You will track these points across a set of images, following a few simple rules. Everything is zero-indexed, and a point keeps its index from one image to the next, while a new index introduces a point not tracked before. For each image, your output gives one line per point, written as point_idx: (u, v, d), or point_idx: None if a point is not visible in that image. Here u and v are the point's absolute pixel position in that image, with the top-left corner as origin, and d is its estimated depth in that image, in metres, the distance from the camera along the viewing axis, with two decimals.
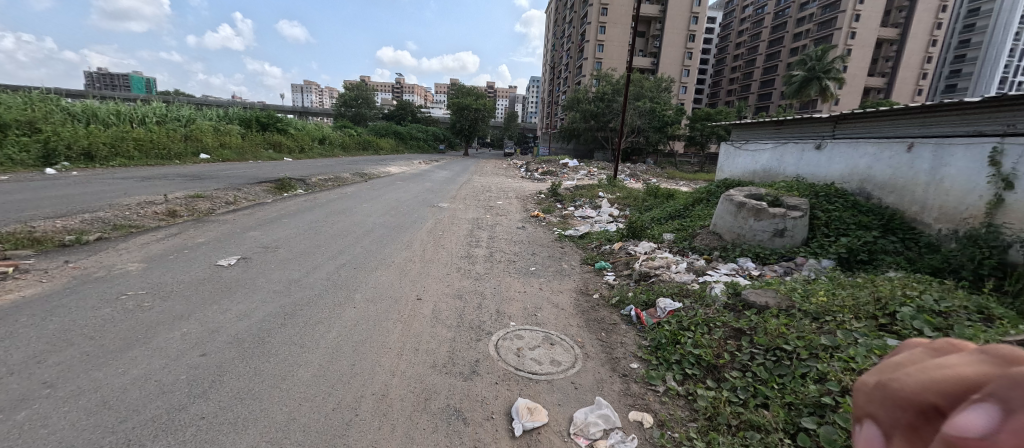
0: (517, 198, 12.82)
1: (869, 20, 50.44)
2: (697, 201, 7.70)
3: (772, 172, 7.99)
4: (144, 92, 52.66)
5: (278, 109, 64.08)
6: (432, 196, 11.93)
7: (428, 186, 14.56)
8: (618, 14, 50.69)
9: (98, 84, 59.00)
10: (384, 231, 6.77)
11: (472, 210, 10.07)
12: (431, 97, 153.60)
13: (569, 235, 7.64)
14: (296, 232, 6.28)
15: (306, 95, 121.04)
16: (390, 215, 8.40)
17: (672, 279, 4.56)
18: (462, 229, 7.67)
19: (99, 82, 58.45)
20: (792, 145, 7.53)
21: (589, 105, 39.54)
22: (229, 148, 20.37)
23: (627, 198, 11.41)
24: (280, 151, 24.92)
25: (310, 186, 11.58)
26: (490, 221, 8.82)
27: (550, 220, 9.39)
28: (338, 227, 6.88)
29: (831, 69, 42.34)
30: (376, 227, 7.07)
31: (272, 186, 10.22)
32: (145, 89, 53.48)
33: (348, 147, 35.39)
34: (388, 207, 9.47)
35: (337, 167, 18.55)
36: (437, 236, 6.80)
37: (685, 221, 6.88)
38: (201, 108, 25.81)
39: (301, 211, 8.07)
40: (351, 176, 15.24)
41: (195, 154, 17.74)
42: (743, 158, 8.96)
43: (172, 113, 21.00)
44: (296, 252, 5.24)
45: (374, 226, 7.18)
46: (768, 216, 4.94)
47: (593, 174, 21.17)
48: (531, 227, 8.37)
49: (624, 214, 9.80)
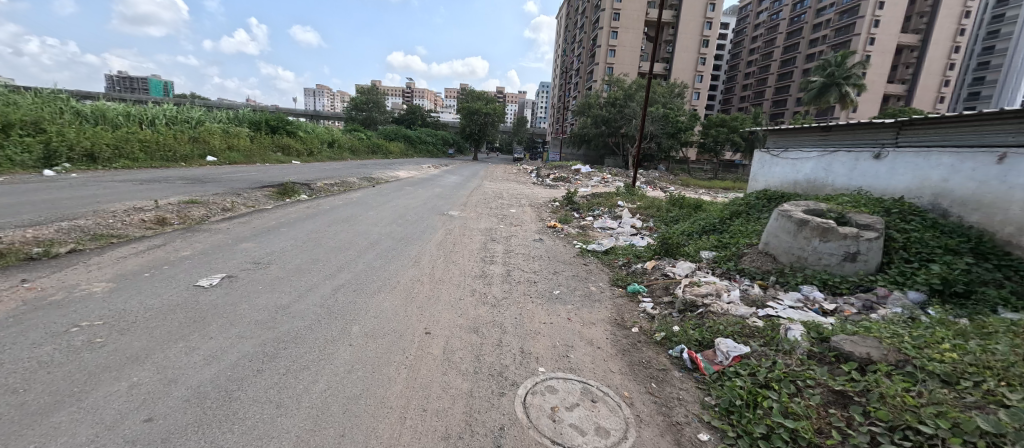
0: (531, 206, 12.17)
1: (889, 26, 49.21)
2: (736, 215, 6.92)
3: (818, 184, 7.24)
4: (161, 95, 53.21)
5: (290, 112, 64.54)
6: (442, 203, 11.32)
7: (437, 192, 13.97)
8: (631, 19, 50.12)
9: (117, 86, 60.01)
10: (390, 244, 6.15)
11: (484, 218, 9.43)
12: (440, 101, 154.15)
13: (592, 250, 6.98)
14: (293, 244, 5.67)
15: (318, 100, 122.56)
16: (397, 224, 7.80)
17: (729, 312, 3.84)
18: (474, 241, 7.03)
19: (118, 84, 59.43)
20: (843, 154, 6.78)
21: (601, 110, 38.97)
22: (237, 151, 20.07)
23: (649, 208, 10.69)
24: (289, 154, 24.67)
25: (314, 191, 11.04)
26: (504, 232, 8.17)
27: (568, 231, 8.72)
28: (340, 238, 6.26)
29: (851, 75, 41.23)
30: (381, 239, 6.45)
31: (274, 191, 9.70)
32: (162, 92, 54.14)
33: (357, 150, 35.10)
34: (396, 214, 8.86)
35: (345, 170, 18.14)
36: (448, 250, 6.16)
37: (726, 237, 6.15)
38: (211, 110, 25.62)
39: (301, 219, 7.48)
40: (357, 181, 14.70)
41: (201, 156, 17.41)
42: (781, 167, 8.20)
43: (182, 115, 20.81)
44: (292, 269, 4.65)
45: (380, 237, 6.57)
46: (837, 236, 4.21)
47: (607, 181, 20.56)
48: (549, 240, 7.72)
49: (647, 225, 9.12)
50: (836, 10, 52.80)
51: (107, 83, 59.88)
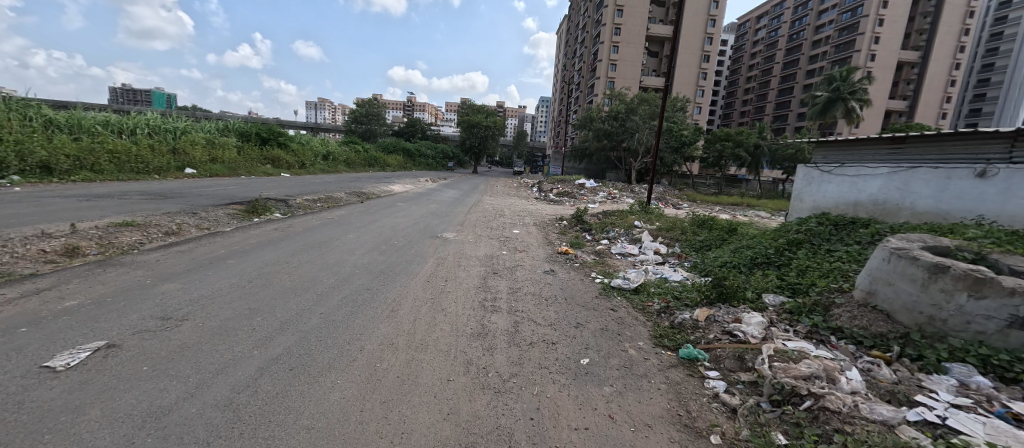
0: (534, 226, 10.82)
1: (888, 42, 49.02)
2: (795, 244, 5.62)
3: (893, 207, 5.93)
4: (163, 108, 52.64)
5: (290, 125, 63.85)
6: (435, 222, 9.98)
7: (432, 208, 12.63)
8: (632, 33, 49.79)
9: (121, 99, 59.47)
10: (361, 283, 4.78)
11: (484, 242, 8.12)
12: (441, 115, 154.58)
13: (618, 287, 5.62)
14: (233, 285, 4.30)
15: (319, 112, 122.49)
16: (377, 252, 6.43)
17: (862, 415, 2.51)
18: (473, 275, 5.68)
19: (121, 97, 58.64)
20: (927, 170, 5.52)
21: (603, 124, 38.11)
22: (221, 163, 18.82)
23: (671, 229, 9.38)
24: (279, 167, 23.48)
25: (292, 208, 9.69)
26: (507, 260, 6.85)
27: (583, 259, 7.42)
28: (301, 274, 4.89)
29: (857, 90, 40.51)
30: (353, 274, 5.07)
31: (241, 209, 8.36)
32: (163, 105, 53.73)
33: (353, 163, 33.97)
34: (380, 238, 7.52)
35: (336, 185, 16.86)
36: (439, 291, 4.80)
37: (791, 275, 4.88)
38: (200, 120, 24.36)
39: (261, 245, 6.12)
40: (345, 196, 13.40)
41: (179, 168, 16.12)
42: (836, 186, 6.93)
43: (166, 124, 19.64)
44: (216, 327, 3.30)
45: (352, 271, 5.21)
46: (998, 292, 2.88)
47: (613, 196, 19.35)
48: (562, 272, 6.39)
49: (674, 252, 7.82)
50: (836, 27, 52.74)
51: (110, 95, 59.33)
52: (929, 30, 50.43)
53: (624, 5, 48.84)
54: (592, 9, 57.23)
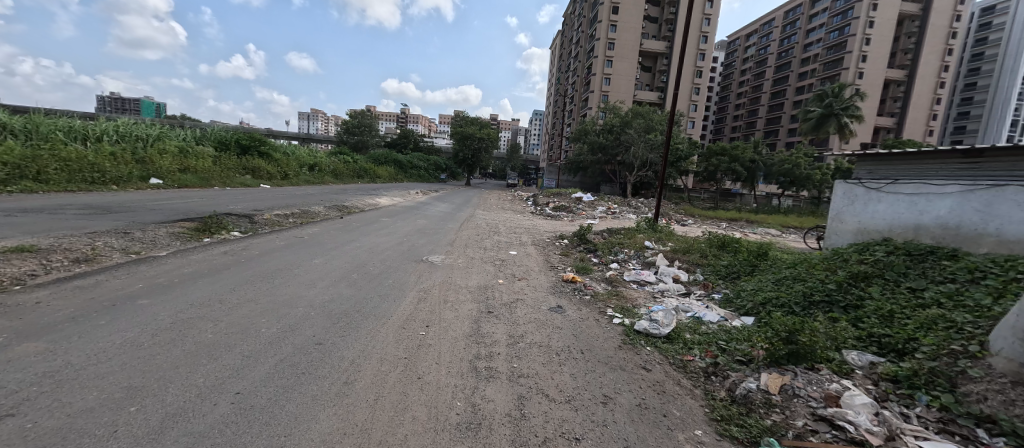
0: (532, 246, 9.67)
1: (876, 61, 49.56)
2: (860, 278, 4.60)
3: (970, 233, 5.02)
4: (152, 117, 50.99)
5: (280, 136, 62.48)
6: (422, 242, 8.77)
7: (420, 225, 11.41)
8: (626, 48, 49.65)
9: (109, 107, 57.30)
10: (312, 335, 3.53)
11: (476, 268, 6.97)
12: (435, 127, 154.12)
13: (645, 332, 4.45)
14: (119, 345, 3.01)
15: (313, 123, 121.34)
16: (344, 284, 5.19)
17: None
18: (462, 316, 4.49)
19: (109, 105, 56.86)
20: (1017, 189, 4.67)
21: (597, 137, 37.47)
22: (194, 173, 17.47)
23: (688, 252, 8.32)
24: (259, 177, 22.14)
25: (255, 226, 8.41)
26: (505, 293, 5.67)
27: (593, 289, 6.28)
28: (231, 320, 3.64)
29: (850, 106, 40.34)
30: (304, 320, 3.83)
31: (191, 227, 7.11)
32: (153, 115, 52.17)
33: (341, 174, 32.67)
34: (353, 264, 6.27)
35: (316, 198, 15.51)
36: (417, 346, 3.59)
37: (873, 324, 3.85)
38: (178, 128, 23.01)
39: (196, 275, 4.85)
40: (323, 211, 12.14)
41: (143, 178, 14.69)
42: (892, 205, 6.04)
43: (137, 131, 18.30)
44: (50, 432, 2.07)
45: (307, 314, 4.00)
46: None
47: (612, 212, 18.34)
48: (572, 310, 5.20)
49: (697, 281, 6.74)
50: (824, 45, 53.47)
51: (97, 104, 57.40)
52: (914, 49, 51.09)
53: (618, 20, 48.91)
54: (585, 24, 57.48)
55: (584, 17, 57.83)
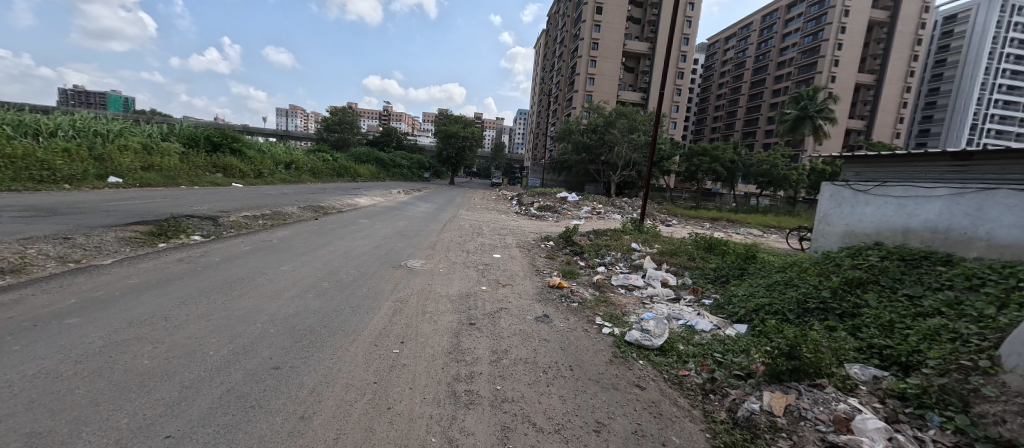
0: (517, 248, 9.35)
1: (848, 65, 51.15)
2: (855, 284, 4.46)
3: (960, 238, 5.06)
4: (119, 112, 48.51)
5: (257, 132, 60.44)
6: (401, 245, 8.35)
7: (400, 226, 10.95)
8: (609, 48, 49.84)
9: (72, 101, 54.25)
10: (266, 359, 3.10)
11: (458, 273, 6.61)
12: (418, 125, 152.20)
13: (637, 344, 4.19)
14: (27, 378, 2.54)
15: (292, 120, 118.04)
16: (311, 294, 4.76)
17: None
18: (441, 329, 4.14)
19: (72, 99, 53.87)
20: (1008, 193, 4.72)
21: (581, 137, 37.42)
22: (159, 171, 16.51)
23: (675, 254, 8.13)
24: (231, 176, 21.14)
25: (219, 228, 7.83)
26: (489, 301, 5.33)
27: (581, 295, 6.01)
28: (174, 342, 3.18)
29: (824, 109, 41.42)
30: (260, 340, 3.40)
31: (144, 231, 6.52)
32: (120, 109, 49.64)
33: (320, 173, 31.65)
34: (324, 271, 5.81)
35: (291, 198, 14.82)
36: (390, 367, 3.23)
37: (874, 334, 3.69)
38: (143, 123, 21.77)
39: (140, 288, 4.33)
40: (297, 212, 11.53)
41: (101, 176, 13.75)
42: (882, 209, 6.10)
43: (96, 126, 17.19)
44: None
45: (264, 332, 3.56)
46: None
47: (597, 212, 18.20)
48: (560, 320, 4.90)
49: (686, 286, 6.54)
50: (799, 49, 54.92)
51: (59, 97, 54.32)
52: (883, 55, 52.93)
53: (602, 21, 49.04)
54: (569, 24, 57.45)
55: (568, 17, 57.87)
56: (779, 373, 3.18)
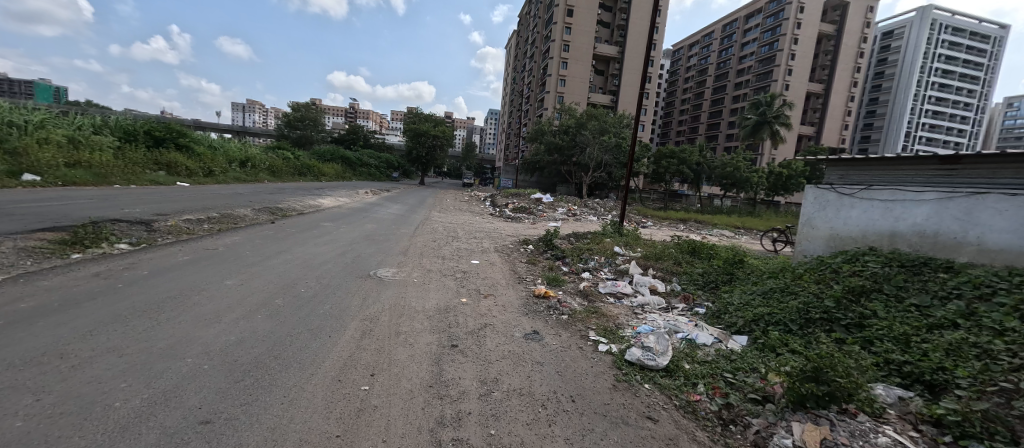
0: (495, 253, 8.83)
1: (801, 74, 54.09)
2: (860, 293, 4.26)
3: (949, 242, 5.47)
4: (49, 102, 43.93)
5: (211, 128, 56.65)
6: (369, 252, 7.63)
7: (368, 230, 10.19)
8: (579, 51, 50.19)
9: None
10: (184, 417, 2.42)
11: (435, 283, 6.02)
12: (386, 123, 148.10)
13: (641, 363, 3.76)
14: None
15: (249, 115, 111.62)
16: (260, 316, 4.07)
17: None
18: (418, 355, 3.57)
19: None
20: (998, 197, 5.09)
21: (553, 138, 37.36)
22: (88, 168, 14.73)
23: (660, 258, 7.89)
24: (177, 174, 19.33)
25: (153, 235, 6.85)
26: (472, 317, 4.77)
27: (569, 305, 5.58)
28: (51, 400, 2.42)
29: (781, 114, 43.33)
30: (180, 389, 2.71)
31: (54, 241, 5.54)
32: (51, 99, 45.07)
33: (279, 171, 29.77)
34: (277, 285, 5.07)
35: (244, 198, 13.59)
36: (359, 411, 2.67)
37: (890, 347, 3.45)
38: (70, 113, 19.49)
39: (28, 317, 3.48)
40: (252, 214, 10.49)
41: (13, 174, 12.04)
42: (869, 212, 6.43)
43: (12, 116, 15.17)
44: None
45: (186, 377, 2.85)
46: None
47: (573, 214, 17.98)
48: (551, 337, 4.40)
49: (676, 293, 6.24)
50: (756, 57, 57.65)
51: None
52: (831, 66, 56.36)
53: (572, 23, 49.30)
54: (540, 26, 57.48)
55: (539, 18, 57.85)
56: (804, 398, 2.83)
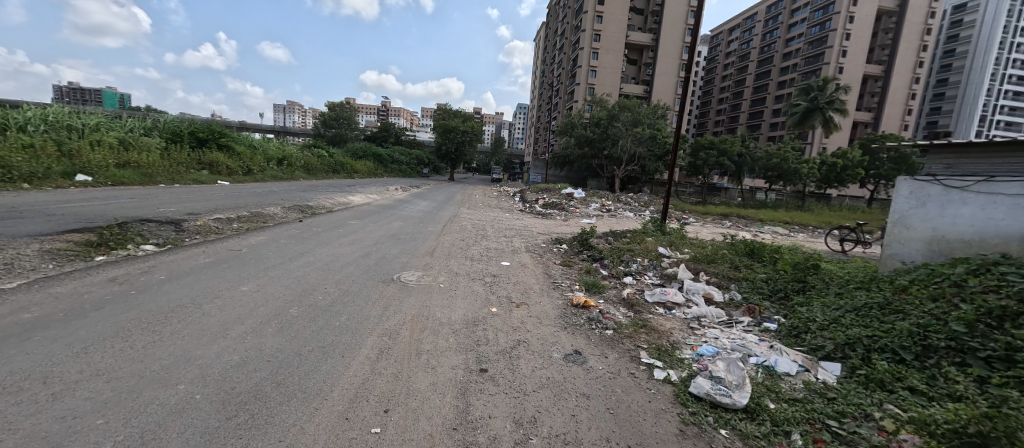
0: (526, 253, 8.20)
1: (856, 55, 49.75)
2: (1004, 315, 3.38)
3: None
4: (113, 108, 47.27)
5: (254, 129, 59.26)
6: (392, 253, 7.19)
7: (393, 229, 9.82)
8: (611, 39, 48.39)
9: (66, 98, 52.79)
10: None
11: (462, 288, 5.48)
12: (417, 121, 150.60)
13: (715, 400, 3.02)
14: None
15: (290, 116, 116.35)
16: (269, 330, 3.65)
17: None
18: (441, 384, 3.02)
19: (66, 96, 52.21)
20: None
21: (584, 130, 36.19)
22: (137, 168, 15.36)
23: (713, 261, 7.00)
24: (218, 173, 19.98)
25: (178, 235, 6.69)
26: (501, 331, 4.17)
27: (612, 317, 4.86)
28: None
29: (835, 99, 39.88)
30: (155, 429, 2.26)
31: (78, 243, 5.42)
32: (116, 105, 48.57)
33: (314, 169, 30.45)
34: (293, 292, 4.67)
35: (277, 196, 13.66)
36: None
37: None
38: (124, 116, 20.53)
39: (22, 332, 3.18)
40: (281, 213, 10.37)
41: (67, 174, 12.60)
42: (994, 209, 5.52)
43: (71, 120, 16.07)
44: None
45: (167, 411, 2.42)
46: None
47: (607, 209, 17.04)
48: (594, 361, 3.71)
49: (737, 303, 5.39)
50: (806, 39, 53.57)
51: (54, 92, 52.87)
52: (891, 46, 51.54)
53: (603, 11, 47.59)
54: (571, 16, 55.97)
55: (569, 9, 56.30)
56: None
